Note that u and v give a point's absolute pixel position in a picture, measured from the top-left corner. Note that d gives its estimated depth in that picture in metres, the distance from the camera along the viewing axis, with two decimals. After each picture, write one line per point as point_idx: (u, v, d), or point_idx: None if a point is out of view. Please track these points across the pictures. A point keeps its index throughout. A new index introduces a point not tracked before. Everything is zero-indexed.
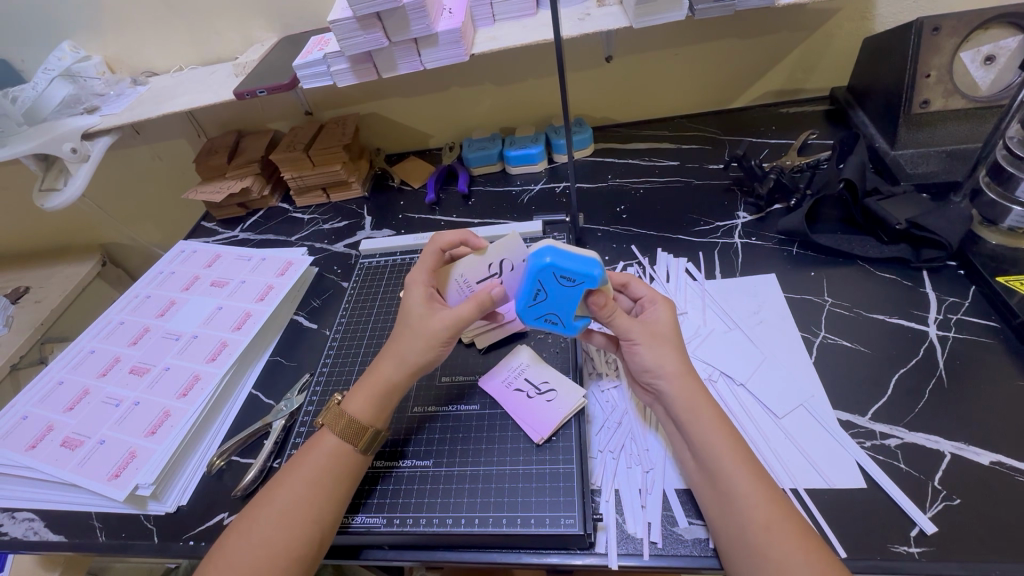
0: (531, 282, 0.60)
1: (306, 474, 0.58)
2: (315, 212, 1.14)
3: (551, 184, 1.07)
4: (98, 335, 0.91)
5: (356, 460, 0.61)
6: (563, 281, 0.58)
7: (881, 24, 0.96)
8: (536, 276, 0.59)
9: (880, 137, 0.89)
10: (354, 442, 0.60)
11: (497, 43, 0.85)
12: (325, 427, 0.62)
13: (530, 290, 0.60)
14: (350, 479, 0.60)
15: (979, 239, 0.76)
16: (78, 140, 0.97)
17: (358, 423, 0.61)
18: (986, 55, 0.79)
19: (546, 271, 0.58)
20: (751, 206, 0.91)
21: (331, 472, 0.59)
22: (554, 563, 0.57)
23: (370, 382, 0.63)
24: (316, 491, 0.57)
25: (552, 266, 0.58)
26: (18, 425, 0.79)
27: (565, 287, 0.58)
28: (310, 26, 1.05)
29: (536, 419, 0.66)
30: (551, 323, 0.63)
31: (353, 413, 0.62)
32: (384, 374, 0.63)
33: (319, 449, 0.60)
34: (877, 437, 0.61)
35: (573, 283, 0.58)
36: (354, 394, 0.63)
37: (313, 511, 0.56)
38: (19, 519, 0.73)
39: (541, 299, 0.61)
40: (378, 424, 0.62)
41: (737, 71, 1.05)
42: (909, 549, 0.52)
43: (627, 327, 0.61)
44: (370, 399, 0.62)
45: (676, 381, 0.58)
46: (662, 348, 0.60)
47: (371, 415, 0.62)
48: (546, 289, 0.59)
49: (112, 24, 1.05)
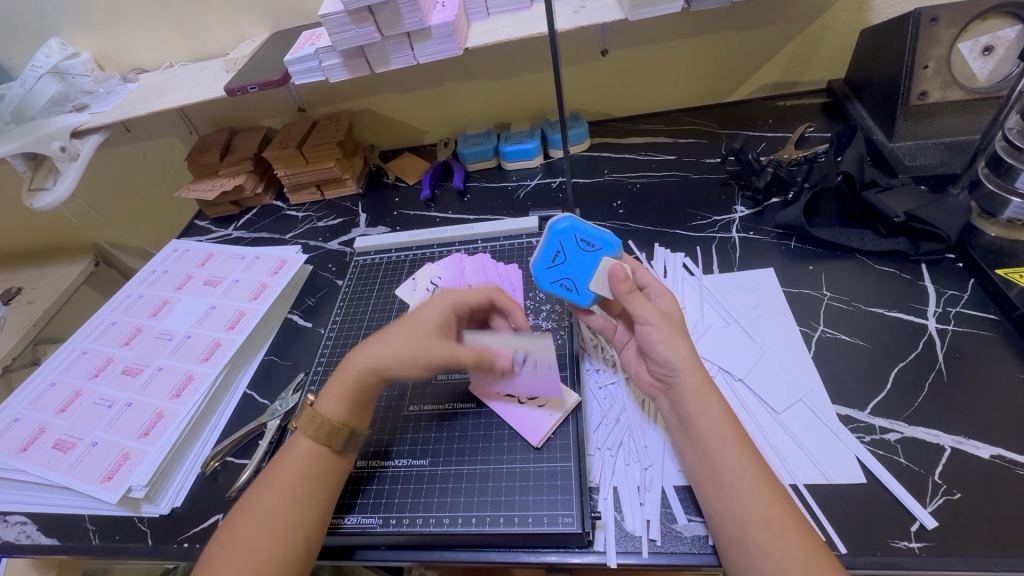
0: (552, 244, 0.66)
1: (284, 480, 0.57)
2: (309, 209, 1.13)
3: (547, 180, 1.06)
4: (90, 335, 0.90)
5: (334, 462, 0.60)
6: (582, 245, 0.65)
7: (878, 15, 0.95)
8: (558, 237, 0.66)
9: (878, 129, 0.88)
10: (331, 444, 0.60)
11: (490, 36, 0.84)
12: (298, 430, 0.62)
13: (550, 252, 0.66)
14: (331, 483, 0.59)
15: (978, 231, 0.75)
16: (67, 139, 0.96)
17: (330, 424, 0.60)
18: (984, 45, 0.78)
19: (567, 234, 0.66)
20: (748, 201, 0.91)
21: (311, 478, 0.58)
22: (552, 562, 0.57)
23: (341, 377, 0.63)
24: (296, 497, 0.56)
25: (573, 229, 0.65)
26: (10, 427, 0.78)
27: (585, 250, 0.65)
28: (302, 21, 1.03)
29: (530, 423, 0.65)
30: (565, 289, 0.67)
31: (327, 413, 0.61)
32: (356, 369, 0.63)
33: (295, 453, 0.60)
34: (877, 432, 0.60)
35: (591, 247, 0.65)
36: (325, 394, 0.62)
37: (295, 517, 0.55)
38: (12, 523, 0.73)
39: (559, 263, 0.66)
40: (353, 422, 0.61)
41: (734, 64, 1.04)
42: (909, 544, 0.52)
43: (643, 310, 0.59)
44: (342, 396, 0.62)
45: (689, 374, 0.57)
46: (673, 336, 0.58)
47: (345, 414, 0.61)
48: (567, 252, 0.66)
49: (101, 20, 1.03)
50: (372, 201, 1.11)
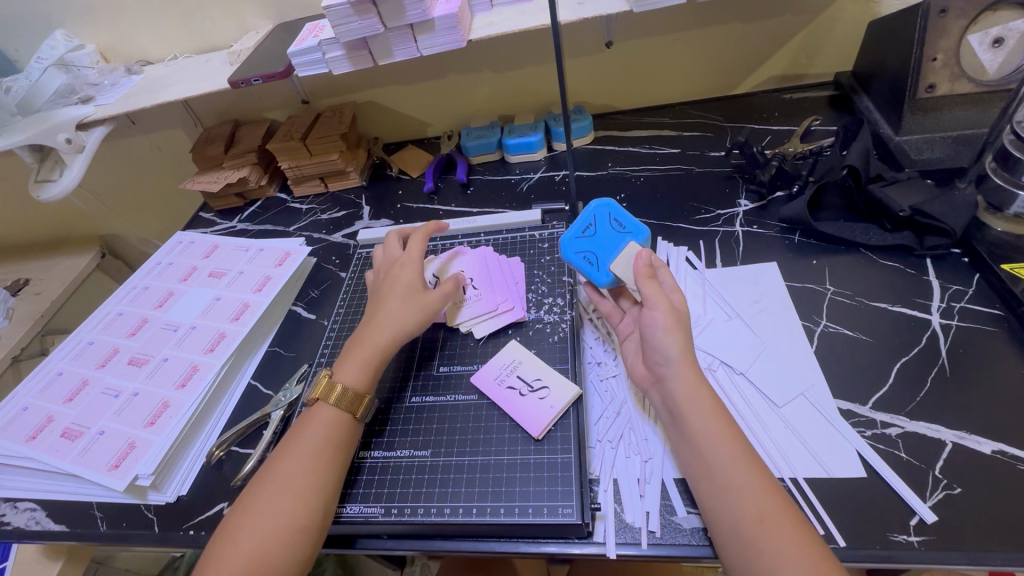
0: (587, 218, 0.70)
1: (306, 446, 0.59)
2: (313, 201, 1.13)
3: (550, 173, 1.06)
4: (98, 326, 0.91)
5: (354, 428, 0.62)
6: (615, 225, 0.69)
7: (886, 7, 0.94)
8: (596, 212, 0.70)
9: (885, 123, 0.88)
10: (352, 409, 0.62)
11: (494, 28, 0.84)
12: (318, 401, 0.63)
13: (584, 223, 0.70)
14: (348, 450, 0.61)
15: (984, 226, 0.75)
16: (73, 131, 0.96)
17: (352, 390, 0.62)
18: (994, 37, 0.76)
19: (604, 211, 0.70)
20: (753, 194, 0.90)
21: (333, 442, 0.60)
22: (552, 552, 0.57)
23: (361, 348, 0.66)
24: (317, 460, 0.58)
25: (611, 207, 0.70)
26: (18, 416, 0.79)
27: (614, 229, 0.69)
28: (305, 12, 1.03)
29: (529, 415, 0.65)
30: (586, 261, 0.69)
31: (347, 379, 0.64)
32: (375, 341, 0.66)
33: (316, 421, 0.61)
34: (877, 426, 0.60)
35: (623, 228, 0.69)
36: (344, 362, 0.65)
37: (317, 480, 0.57)
38: (22, 510, 0.74)
39: (588, 235, 0.69)
40: (371, 391, 0.64)
41: (739, 56, 1.03)
42: (908, 538, 0.52)
43: (655, 296, 0.61)
44: (361, 365, 0.65)
45: (684, 368, 0.58)
46: (674, 328, 0.59)
47: (365, 382, 0.64)
48: (598, 225, 0.70)
49: (106, 13, 1.03)
50: (376, 193, 1.11)
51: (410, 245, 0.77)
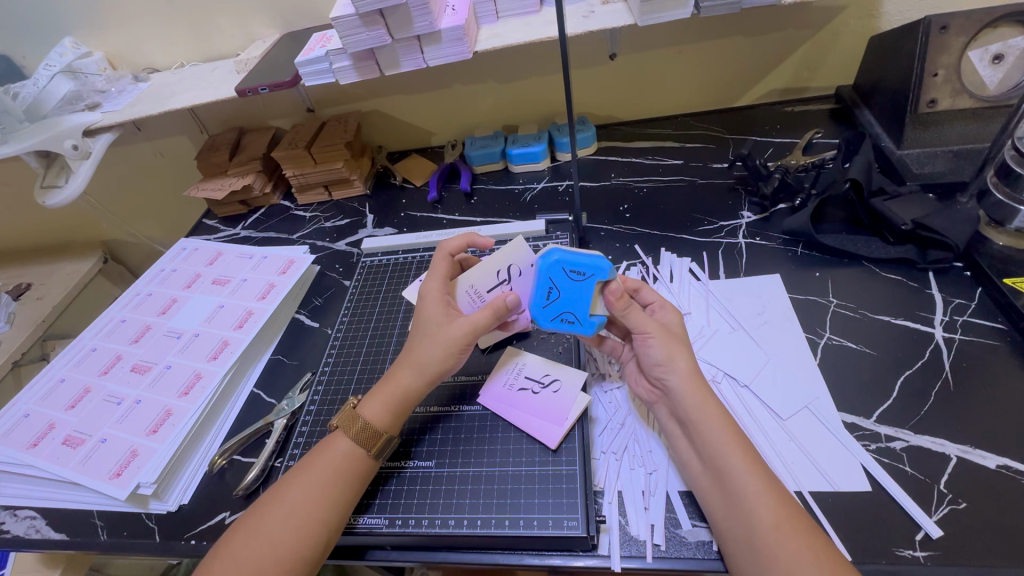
0: (545, 280, 0.63)
1: (316, 477, 0.58)
2: (317, 209, 1.13)
3: (554, 183, 1.07)
4: (101, 332, 0.91)
5: (368, 464, 0.61)
6: (574, 276, 0.62)
7: (887, 22, 0.95)
8: (549, 272, 0.63)
9: (886, 137, 0.89)
10: (369, 447, 0.60)
11: (500, 40, 0.85)
12: (338, 429, 0.62)
13: (544, 290, 0.64)
14: (359, 484, 0.59)
15: (986, 240, 0.75)
16: (80, 137, 0.97)
17: (373, 428, 0.60)
18: (994, 53, 0.78)
19: (556, 267, 0.63)
20: (755, 206, 0.91)
21: (341, 477, 0.58)
22: (556, 565, 0.57)
23: (388, 386, 0.63)
24: (326, 493, 0.57)
25: (561, 261, 0.62)
26: (19, 423, 0.79)
27: (577, 280, 0.62)
28: (312, 22, 1.04)
29: (548, 411, 0.66)
30: (568, 323, 0.64)
31: (369, 417, 0.61)
32: (403, 381, 0.63)
33: (331, 452, 0.60)
34: (882, 439, 0.60)
35: (583, 276, 0.62)
36: (369, 397, 0.63)
37: (319, 513, 0.56)
38: (21, 517, 0.73)
39: (556, 298, 0.64)
40: (392, 430, 0.62)
41: (742, 69, 1.04)
42: (914, 553, 0.52)
43: (643, 322, 0.61)
44: (387, 405, 0.62)
45: (688, 379, 0.58)
46: (675, 347, 0.60)
47: (387, 421, 0.61)
48: (558, 284, 0.63)
49: (114, 20, 1.04)
50: (379, 202, 1.11)
51: (433, 264, 0.71)
